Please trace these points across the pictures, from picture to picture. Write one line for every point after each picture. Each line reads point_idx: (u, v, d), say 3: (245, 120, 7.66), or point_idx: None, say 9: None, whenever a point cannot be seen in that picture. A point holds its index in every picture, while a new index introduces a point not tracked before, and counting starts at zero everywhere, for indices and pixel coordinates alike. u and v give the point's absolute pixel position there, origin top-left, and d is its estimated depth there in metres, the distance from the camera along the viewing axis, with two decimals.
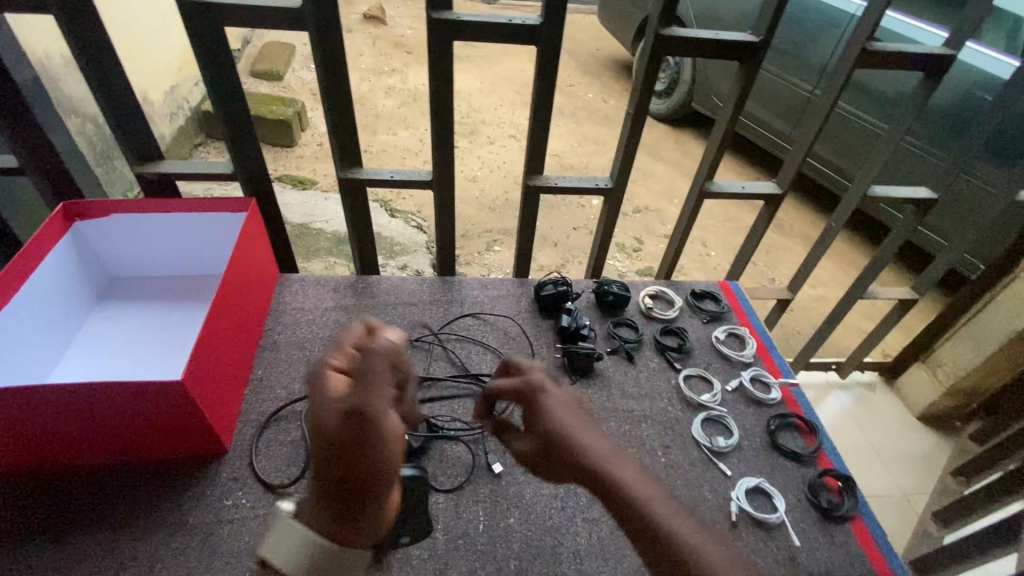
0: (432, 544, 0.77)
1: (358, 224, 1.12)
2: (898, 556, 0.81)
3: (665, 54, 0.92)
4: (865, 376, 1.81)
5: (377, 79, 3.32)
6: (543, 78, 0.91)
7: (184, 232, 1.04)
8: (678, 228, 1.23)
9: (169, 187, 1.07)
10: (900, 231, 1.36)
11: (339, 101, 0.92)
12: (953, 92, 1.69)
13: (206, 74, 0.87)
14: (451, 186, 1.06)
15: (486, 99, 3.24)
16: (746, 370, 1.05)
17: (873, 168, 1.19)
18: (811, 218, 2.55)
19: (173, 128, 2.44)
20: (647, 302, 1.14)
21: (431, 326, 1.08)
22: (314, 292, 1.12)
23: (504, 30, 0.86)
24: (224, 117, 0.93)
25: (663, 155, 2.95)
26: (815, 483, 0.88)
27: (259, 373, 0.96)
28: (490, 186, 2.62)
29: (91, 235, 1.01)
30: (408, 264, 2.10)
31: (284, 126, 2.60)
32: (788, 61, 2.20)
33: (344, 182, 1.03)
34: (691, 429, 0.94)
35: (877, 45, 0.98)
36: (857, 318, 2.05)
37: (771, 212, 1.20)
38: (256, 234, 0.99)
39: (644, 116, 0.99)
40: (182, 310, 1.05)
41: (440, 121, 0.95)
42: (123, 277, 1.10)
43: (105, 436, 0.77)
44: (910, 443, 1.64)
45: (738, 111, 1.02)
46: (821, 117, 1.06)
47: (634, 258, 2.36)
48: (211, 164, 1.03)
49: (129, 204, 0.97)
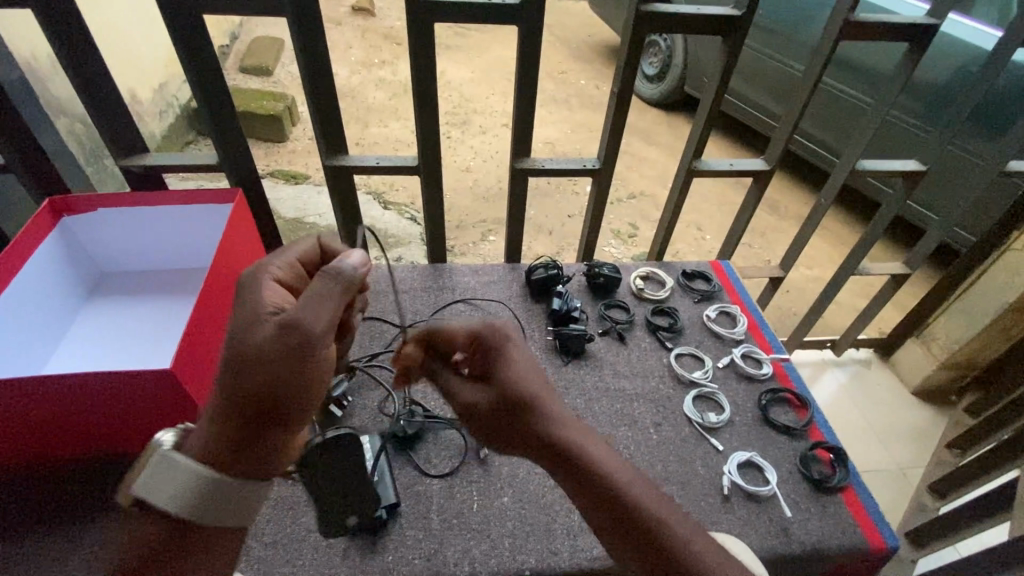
0: (427, 525, 0.78)
1: (346, 213, 1.11)
2: (890, 525, 0.82)
3: (648, 32, 0.91)
4: (860, 353, 1.82)
5: (367, 71, 3.29)
6: (526, 59, 0.91)
7: (172, 226, 1.03)
8: (667, 209, 1.23)
9: (156, 181, 1.06)
10: (891, 206, 1.35)
11: (321, 88, 0.91)
12: (943, 66, 1.68)
13: (186, 64, 0.87)
14: (438, 172, 1.06)
15: (478, 89, 3.22)
16: (738, 347, 1.05)
17: (860, 142, 1.19)
18: (805, 198, 2.55)
19: (163, 126, 2.42)
20: (638, 283, 1.14)
21: (422, 313, 1.08)
22: None
23: (484, 11, 0.86)
24: (206, 107, 0.92)
25: (656, 140, 2.94)
26: (807, 456, 0.89)
27: None
28: (483, 175, 2.61)
29: (80, 231, 1.01)
30: (402, 256, 2.10)
31: (275, 121, 2.59)
32: (778, 40, 2.19)
33: (330, 171, 1.02)
34: (682, 406, 0.95)
35: (861, 17, 0.97)
36: (851, 296, 2.05)
37: (760, 190, 1.20)
38: (244, 224, 0.99)
39: (629, 95, 0.99)
40: (174, 303, 1.05)
41: (423, 105, 0.95)
42: (114, 273, 1.10)
43: (98, 428, 0.77)
44: (905, 418, 1.65)
45: (724, 88, 1.01)
46: (807, 91, 1.05)
47: (629, 243, 2.36)
48: (196, 156, 1.03)
49: (115, 198, 0.97)
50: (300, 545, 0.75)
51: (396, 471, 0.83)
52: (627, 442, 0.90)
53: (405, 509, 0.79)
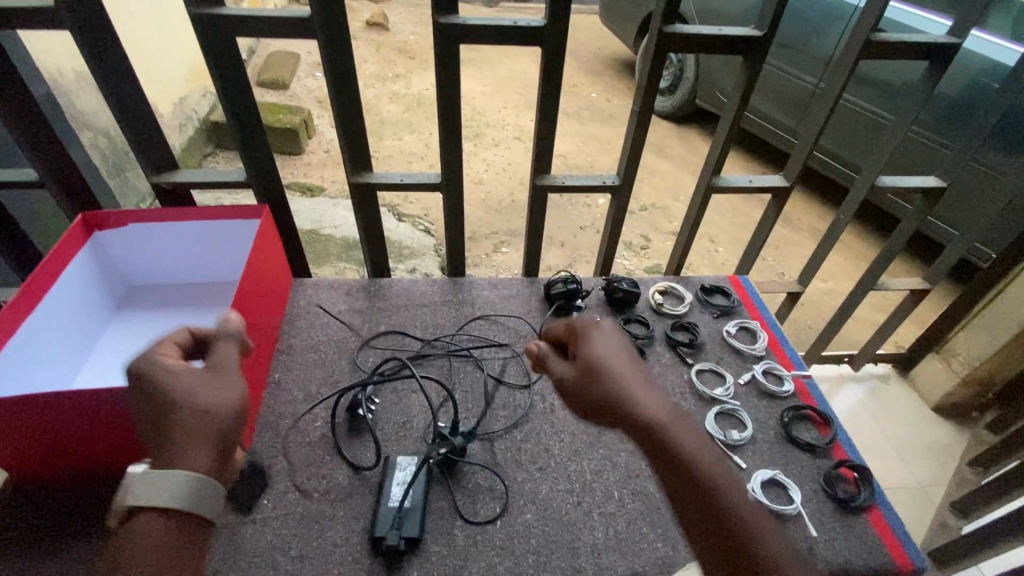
0: (452, 542, 0.78)
1: (369, 229, 1.13)
2: (918, 545, 0.81)
3: (669, 52, 0.93)
4: (879, 368, 1.80)
5: (382, 85, 3.35)
6: (548, 79, 0.92)
7: (199, 240, 1.05)
8: (686, 223, 1.24)
9: (184, 196, 1.09)
10: (910, 221, 1.35)
11: (349, 109, 0.93)
12: (959, 82, 1.68)
13: (219, 85, 0.89)
14: (459, 188, 1.07)
15: (490, 102, 3.26)
16: (759, 364, 1.05)
17: (880, 159, 1.19)
18: (818, 211, 2.54)
19: (182, 139, 2.47)
20: (657, 298, 1.15)
21: (444, 327, 1.09)
22: (327, 296, 1.13)
23: (509, 32, 0.87)
24: (235, 126, 0.95)
25: (669, 153, 2.95)
26: (831, 474, 0.88)
27: (276, 376, 0.98)
28: (496, 188, 2.63)
29: (110, 245, 1.03)
30: (416, 267, 2.11)
31: (291, 135, 2.63)
32: (793, 55, 2.20)
33: (355, 187, 1.04)
34: (705, 423, 0.95)
35: (882, 36, 0.98)
36: (868, 310, 2.04)
37: (779, 205, 1.20)
38: (270, 240, 1.01)
39: (650, 113, 1.00)
40: (199, 317, 1.06)
41: (448, 123, 0.97)
42: (141, 286, 1.12)
43: (128, 441, 0.78)
44: (926, 435, 1.63)
45: (744, 106, 1.02)
46: (826, 109, 1.06)
47: (642, 255, 2.36)
48: (224, 172, 1.05)
49: (145, 214, 0.99)
50: (327, 560, 0.75)
51: (431, 492, 0.83)
52: None
53: (431, 527, 0.79)
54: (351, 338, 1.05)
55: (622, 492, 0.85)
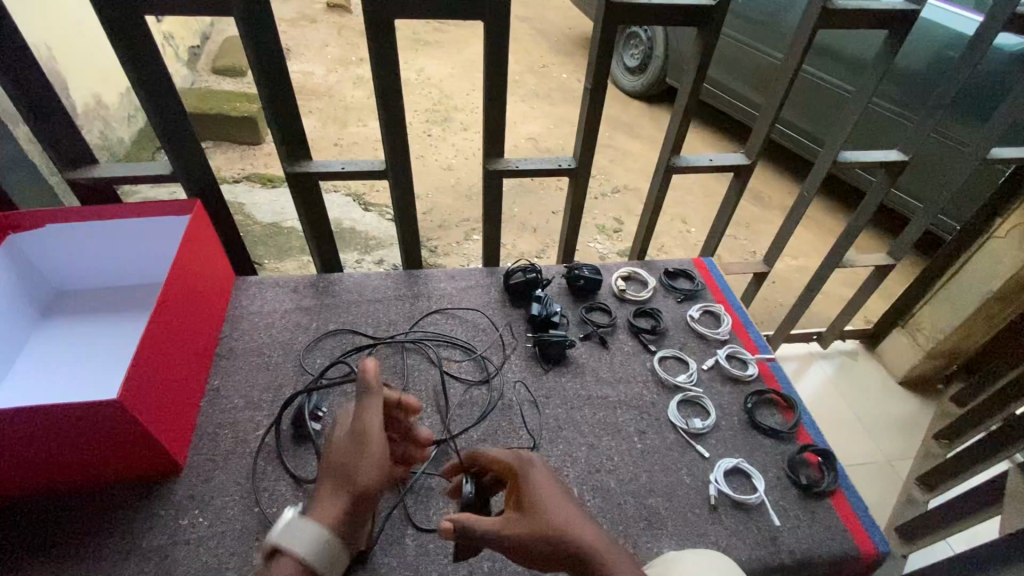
0: (402, 552, 0.74)
1: (314, 222, 1.07)
2: (880, 529, 0.80)
3: (619, 24, 0.88)
4: (847, 344, 1.81)
5: (345, 69, 3.22)
6: (493, 57, 0.87)
7: (129, 240, 0.98)
8: (648, 206, 1.20)
9: (107, 193, 1.01)
10: (874, 196, 1.33)
11: (278, 93, 0.87)
12: (921, 53, 1.67)
13: (131, 68, 0.82)
14: (407, 176, 1.01)
15: (458, 85, 3.16)
16: (722, 348, 1.02)
17: (842, 133, 1.17)
18: (788, 188, 2.53)
19: (132, 131, 2.30)
20: (620, 284, 1.11)
21: (397, 322, 1.04)
22: (272, 295, 1.07)
23: (446, 5, 0.81)
24: (154, 113, 0.87)
25: (640, 133, 2.90)
26: (795, 459, 0.86)
27: (216, 382, 0.92)
28: (466, 173, 2.55)
29: (27, 247, 0.95)
30: (383, 259, 2.03)
31: (248, 124, 2.50)
32: (759, 30, 2.16)
33: (293, 177, 0.97)
34: (667, 412, 0.92)
35: (838, 4, 0.94)
36: (836, 286, 2.04)
37: (741, 184, 1.17)
38: (204, 237, 0.94)
39: (603, 91, 0.95)
40: (132, 321, 0.99)
41: (388, 107, 0.91)
42: (69, 290, 1.04)
43: (44, 463, 0.71)
44: (893, 409, 1.64)
45: (700, 81, 0.98)
46: (785, 82, 1.02)
47: (615, 239, 2.32)
48: (149, 165, 0.98)
49: (65, 214, 0.91)
50: None
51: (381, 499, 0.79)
52: (611, 452, 0.87)
53: (381, 537, 0.75)
54: (298, 338, 1.00)
55: (580, 489, 0.82)
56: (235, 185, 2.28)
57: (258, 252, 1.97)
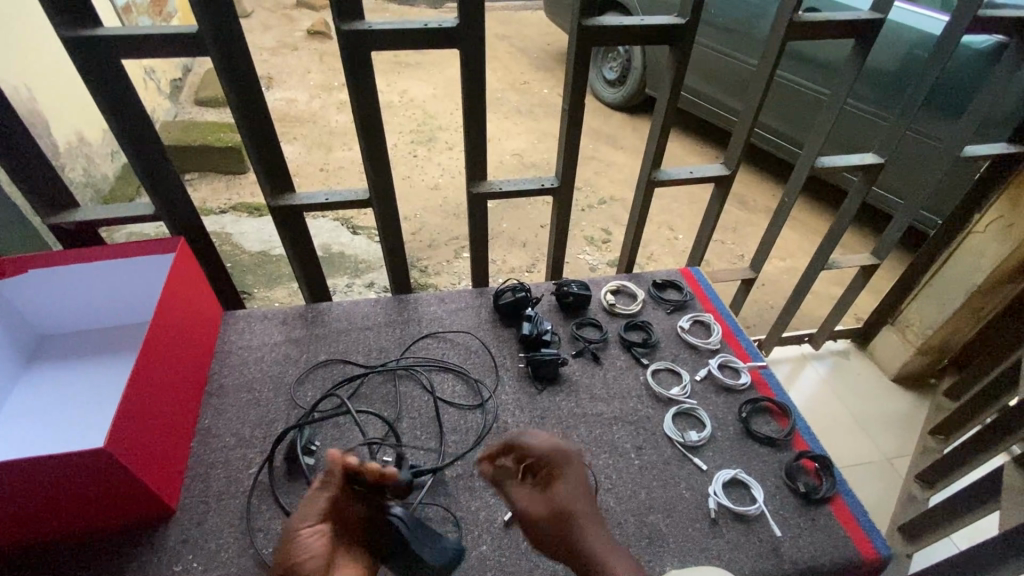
0: None
1: (300, 251, 1.07)
2: (881, 533, 0.80)
3: (592, 46, 0.89)
4: (838, 344, 1.83)
5: (328, 95, 3.23)
6: (470, 82, 0.88)
7: (113, 281, 0.97)
8: (633, 219, 1.21)
9: (90, 234, 1.00)
10: (854, 198, 1.36)
11: (256, 128, 0.87)
12: (891, 54, 1.71)
13: (108, 114, 0.82)
14: (392, 203, 1.02)
15: (441, 105, 3.18)
16: (714, 357, 1.03)
17: (820, 137, 1.18)
18: (772, 191, 2.56)
19: (116, 167, 2.30)
20: (609, 298, 1.11)
21: (389, 349, 1.04)
22: (261, 328, 1.06)
23: (420, 35, 0.82)
24: (135, 155, 0.87)
25: (623, 144, 2.93)
26: (793, 467, 0.87)
27: (207, 422, 0.91)
28: (452, 192, 2.56)
29: (10, 293, 0.93)
30: (374, 282, 2.02)
31: (233, 154, 2.50)
32: (732, 39, 2.21)
33: (278, 210, 0.97)
34: (663, 426, 0.92)
35: (806, 16, 0.97)
36: (825, 286, 2.06)
37: (722, 193, 1.19)
38: (190, 272, 0.94)
39: (581, 111, 0.97)
40: (124, 361, 0.98)
41: (369, 137, 0.91)
42: (56, 333, 1.03)
43: (29, 517, 0.70)
44: (888, 406, 1.65)
45: (677, 95, 1.00)
46: (760, 91, 1.04)
47: (604, 250, 2.33)
48: (131, 206, 0.98)
49: (46, 259, 0.90)
50: None
51: None
52: (609, 471, 0.86)
53: None
54: (289, 371, 0.99)
55: None
56: (221, 216, 2.27)
57: (247, 282, 1.95)
